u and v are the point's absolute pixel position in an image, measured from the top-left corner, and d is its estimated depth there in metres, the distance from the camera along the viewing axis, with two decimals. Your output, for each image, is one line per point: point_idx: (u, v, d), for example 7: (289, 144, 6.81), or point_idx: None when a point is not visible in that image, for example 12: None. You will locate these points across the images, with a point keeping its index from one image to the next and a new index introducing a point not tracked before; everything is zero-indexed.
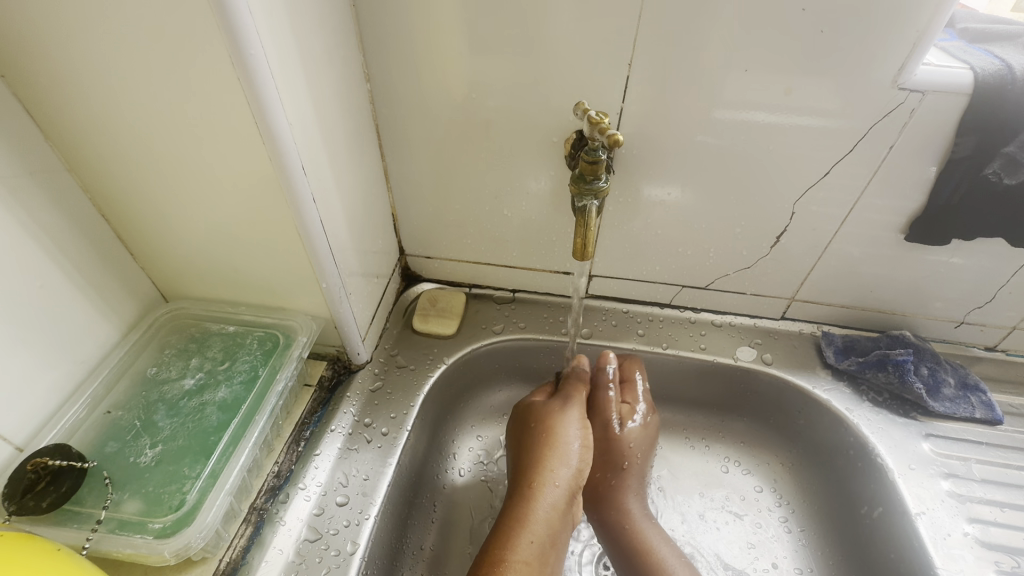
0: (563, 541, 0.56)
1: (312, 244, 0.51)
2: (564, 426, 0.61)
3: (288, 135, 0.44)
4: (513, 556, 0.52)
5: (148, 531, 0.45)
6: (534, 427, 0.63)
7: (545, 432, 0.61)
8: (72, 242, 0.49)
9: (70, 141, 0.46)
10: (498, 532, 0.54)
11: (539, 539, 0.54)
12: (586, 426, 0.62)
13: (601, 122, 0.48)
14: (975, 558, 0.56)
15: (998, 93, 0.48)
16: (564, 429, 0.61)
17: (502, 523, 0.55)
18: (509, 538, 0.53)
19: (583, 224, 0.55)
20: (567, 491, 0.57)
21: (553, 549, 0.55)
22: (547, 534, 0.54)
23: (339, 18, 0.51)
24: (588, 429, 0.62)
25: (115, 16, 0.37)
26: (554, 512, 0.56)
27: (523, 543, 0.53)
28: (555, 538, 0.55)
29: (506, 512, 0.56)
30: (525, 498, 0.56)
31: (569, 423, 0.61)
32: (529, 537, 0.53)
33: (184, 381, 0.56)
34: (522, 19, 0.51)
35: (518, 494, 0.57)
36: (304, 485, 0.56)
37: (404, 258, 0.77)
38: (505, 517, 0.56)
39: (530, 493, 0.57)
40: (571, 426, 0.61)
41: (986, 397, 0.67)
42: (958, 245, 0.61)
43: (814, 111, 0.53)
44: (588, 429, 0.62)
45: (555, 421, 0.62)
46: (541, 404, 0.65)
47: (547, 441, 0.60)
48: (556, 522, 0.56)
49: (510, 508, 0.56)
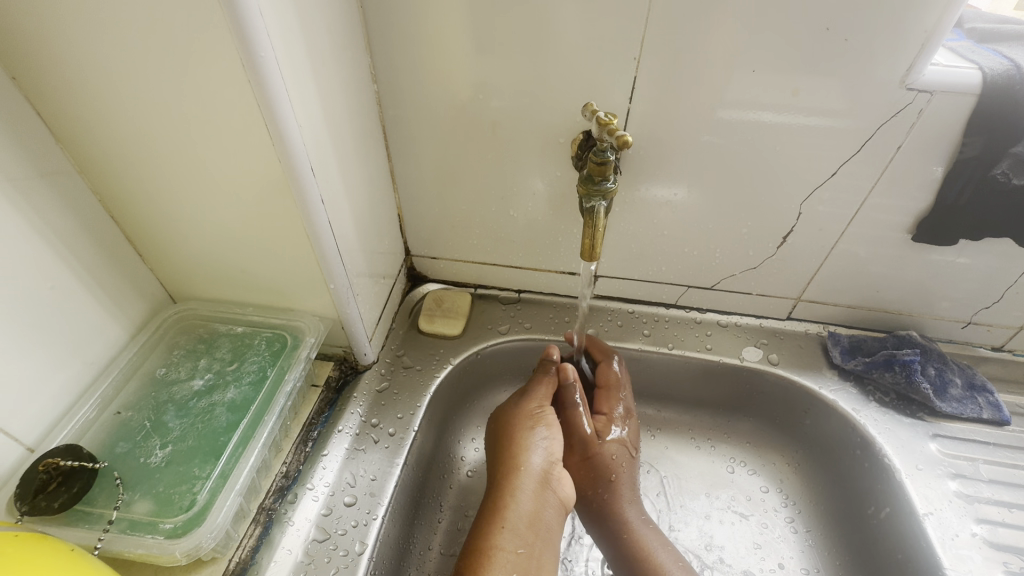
0: (549, 526, 0.55)
1: (321, 245, 0.52)
2: (524, 415, 0.62)
3: (297, 137, 0.44)
4: (494, 545, 0.52)
5: (159, 531, 0.45)
6: (506, 417, 0.64)
7: (509, 424, 0.62)
8: (81, 243, 0.50)
9: (80, 143, 0.47)
10: (479, 525, 0.55)
11: (516, 525, 0.54)
12: (549, 412, 0.63)
13: (610, 123, 0.48)
14: (983, 559, 0.56)
15: (1007, 93, 0.48)
16: (525, 418, 0.62)
17: (481, 516, 0.55)
18: (487, 527, 0.54)
19: (591, 225, 0.55)
20: (539, 472, 0.57)
21: (535, 535, 0.54)
22: (525, 517, 0.54)
23: (347, 20, 0.51)
24: (552, 414, 0.63)
25: (127, 19, 0.38)
26: (531, 495, 0.56)
27: (499, 529, 0.53)
28: (537, 522, 0.55)
29: (486, 505, 0.57)
30: (500, 485, 0.57)
31: (530, 413, 0.63)
32: (505, 522, 0.54)
33: (193, 381, 0.56)
34: (530, 20, 0.51)
35: (494, 485, 0.58)
36: (312, 485, 0.56)
37: (410, 258, 0.77)
38: (484, 509, 0.56)
39: (505, 479, 0.57)
40: (532, 415, 0.62)
41: (994, 398, 0.67)
42: (965, 245, 0.60)
43: (821, 112, 0.53)
44: (551, 415, 0.63)
45: (516, 413, 0.63)
46: (505, 404, 0.66)
47: (513, 430, 0.61)
48: (534, 505, 0.55)
49: (488, 500, 0.57)
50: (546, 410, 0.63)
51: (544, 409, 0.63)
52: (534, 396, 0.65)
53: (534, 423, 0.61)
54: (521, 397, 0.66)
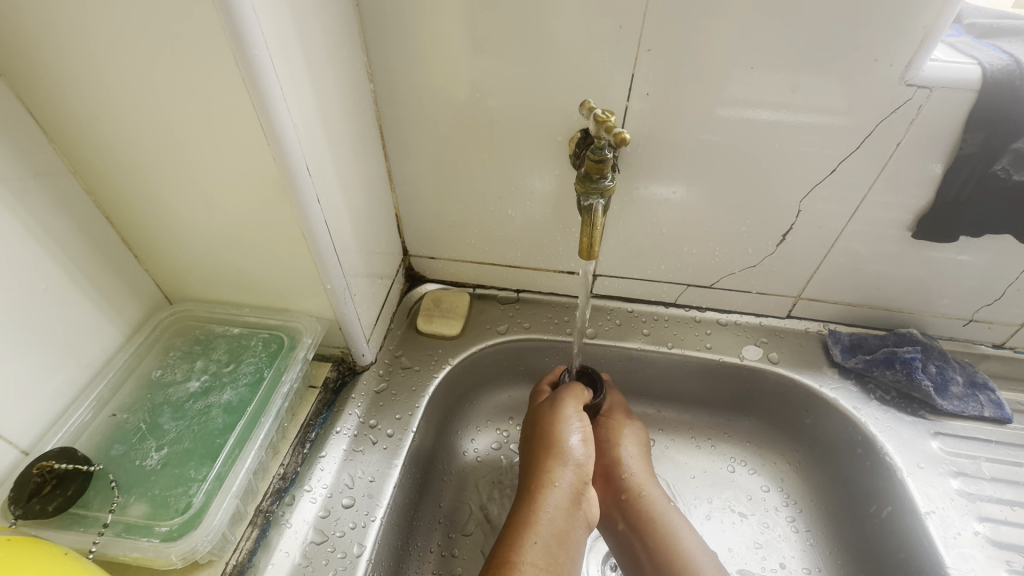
0: (575, 544, 0.54)
1: (317, 245, 0.51)
2: (561, 426, 0.60)
3: (293, 136, 0.44)
4: (522, 558, 0.51)
5: (154, 534, 0.45)
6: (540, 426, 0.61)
7: (544, 433, 0.60)
8: (75, 244, 0.49)
9: (72, 143, 0.46)
10: (507, 537, 0.53)
11: (546, 540, 0.52)
12: (584, 426, 0.61)
13: (608, 120, 0.47)
14: (985, 557, 0.56)
15: (1007, 87, 0.48)
16: (562, 430, 0.60)
17: (510, 528, 0.54)
18: (516, 540, 0.52)
19: (589, 223, 0.55)
20: (571, 489, 0.56)
21: (563, 552, 0.53)
22: (555, 534, 0.53)
23: (343, 20, 0.51)
24: (588, 429, 0.61)
25: (118, 16, 0.37)
26: (562, 513, 0.54)
27: (529, 544, 0.52)
28: (565, 539, 0.54)
29: (514, 516, 0.55)
30: (531, 499, 0.55)
31: (566, 426, 0.60)
32: (536, 537, 0.52)
33: (189, 383, 0.55)
34: (527, 18, 0.51)
35: (524, 497, 0.56)
36: (310, 487, 0.56)
37: (408, 258, 0.76)
38: (511, 522, 0.55)
39: (535, 494, 0.56)
40: (569, 427, 0.60)
41: (995, 395, 0.66)
42: (965, 242, 0.60)
43: (819, 108, 0.53)
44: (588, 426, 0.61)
45: (551, 425, 0.61)
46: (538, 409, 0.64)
47: (549, 441, 0.59)
48: (564, 523, 0.54)
49: (518, 512, 0.55)
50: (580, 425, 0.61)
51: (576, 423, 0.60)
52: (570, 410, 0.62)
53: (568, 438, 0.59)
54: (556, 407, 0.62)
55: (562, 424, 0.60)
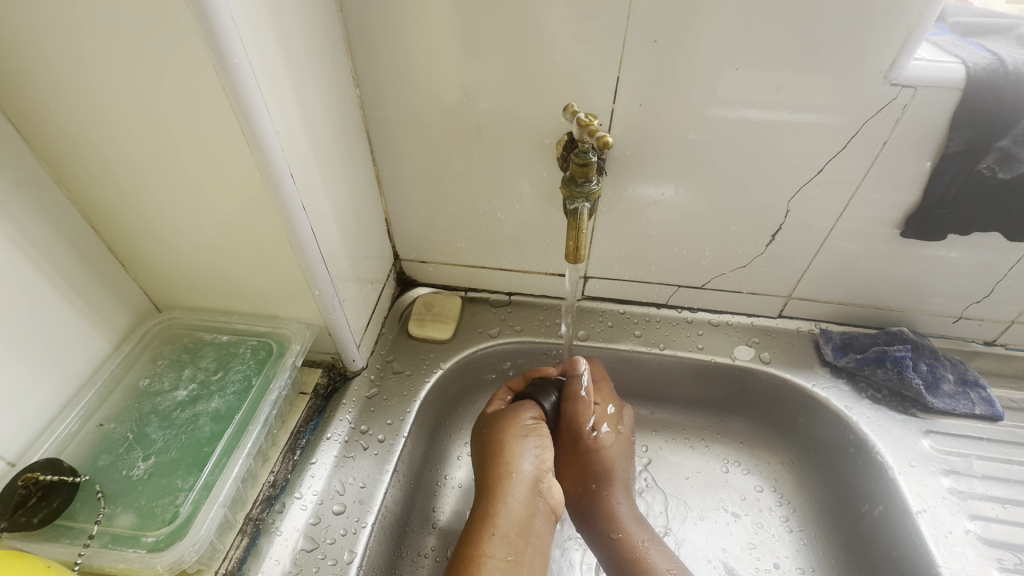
0: (539, 533, 0.54)
1: (303, 252, 0.51)
2: (513, 422, 0.60)
3: (275, 144, 0.44)
4: (482, 553, 0.51)
5: (141, 545, 0.45)
6: (493, 421, 0.61)
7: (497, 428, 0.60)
8: (61, 254, 0.49)
9: (56, 153, 0.46)
10: (468, 533, 0.53)
11: (506, 532, 0.52)
12: (536, 421, 0.60)
13: (591, 124, 0.47)
14: (976, 556, 0.56)
15: (991, 86, 0.48)
16: (515, 424, 0.59)
17: (471, 524, 0.54)
18: (477, 536, 0.52)
19: (575, 227, 0.55)
20: (529, 481, 0.56)
21: (526, 542, 0.53)
22: (516, 526, 0.53)
23: (326, 26, 0.51)
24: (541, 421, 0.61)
25: (97, 27, 0.37)
26: (521, 503, 0.54)
27: (490, 538, 0.52)
28: (527, 529, 0.54)
29: (474, 512, 0.55)
30: (488, 494, 0.55)
31: (520, 419, 0.60)
32: (496, 530, 0.52)
33: (177, 392, 0.55)
34: (512, 21, 0.51)
35: (481, 492, 0.56)
36: (300, 494, 0.56)
37: (399, 263, 0.76)
38: (472, 519, 0.54)
39: (492, 487, 0.55)
40: (522, 422, 0.60)
41: (986, 393, 0.66)
42: (954, 240, 0.60)
43: (805, 109, 0.53)
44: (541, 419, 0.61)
45: (505, 419, 0.60)
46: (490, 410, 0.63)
47: (502, 435, 0.59)
48: (524, 513, 0.54)
49: (477, 508, 0.55)
50: (532, 417, 0.61)
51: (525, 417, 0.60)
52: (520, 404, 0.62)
53: (521, 431, 0.59)
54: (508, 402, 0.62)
55: (514, 417, 0.60)
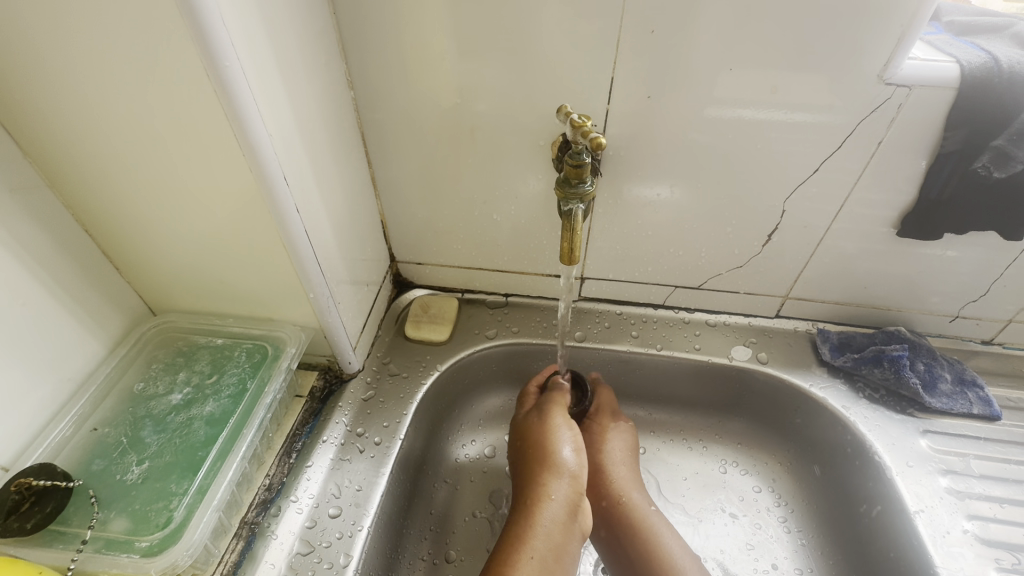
0: (571, 557, 0.54)
1: (297, 254, 0.51)
2: (555, 439, 0.60)
3: (268, 146, 0.44)
4: (517, 570, 0.50)
5: (135, 550, 0.45)
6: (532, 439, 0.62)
7: (537, 445, 0.60)
8: (54, 257, 0.49)
9: (48, 157, 0.46)
10: (502, 550, 0.53)
11: (543, 553, 0.52)
12: (578, 435, 0.61)
13: (584, 125, 0.47)
14: (975, 556, 0.55)
15: (985, 84, 0.48)
16: (555, 442, 0.60)
17: (506, 543, 0.53)
18: (514, 554, 0.51)
19: (569, 228, 0.54)
20: (567, 503, 0.56)
21: (561, 566, 0.52)
22: (552, 548, 0.53)
23: (320, 28, 0.51)
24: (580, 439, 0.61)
25: (88, 31, 0.37)
26: (559, 526, 0.54)
27: (526, 558, 0.51)
28: (563, 553, 0.53)
29: (510, 530, 0.55)
30: (526, 513, 0.55)
31: (561, 437, 0.61)
32: (532, 549, 0.52)
33: (172, 396, 0.55)
34: (505, 23, 0.51)
35: (520, 510, 0.56)
36: (296, 497, 0.55)
37: (395, 264, 0.76)
38: (507, 536, 0.54)
39: (530, 506, 0.55)
40: (562, 438, 0.60)
41: (984, 393, 0.66)
42: (950, 239, 0.60)
43: (800, 108, 0.53)
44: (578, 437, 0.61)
45: (546, 437, 0.61)
46: (527, 422, 0.64)
47: (542, 453, 0.59)
48: (561, 536, 0.54)
49: (513, 526, 0.55)
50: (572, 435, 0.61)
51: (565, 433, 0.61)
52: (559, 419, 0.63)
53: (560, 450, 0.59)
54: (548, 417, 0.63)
55: (552, 436, 0.61)
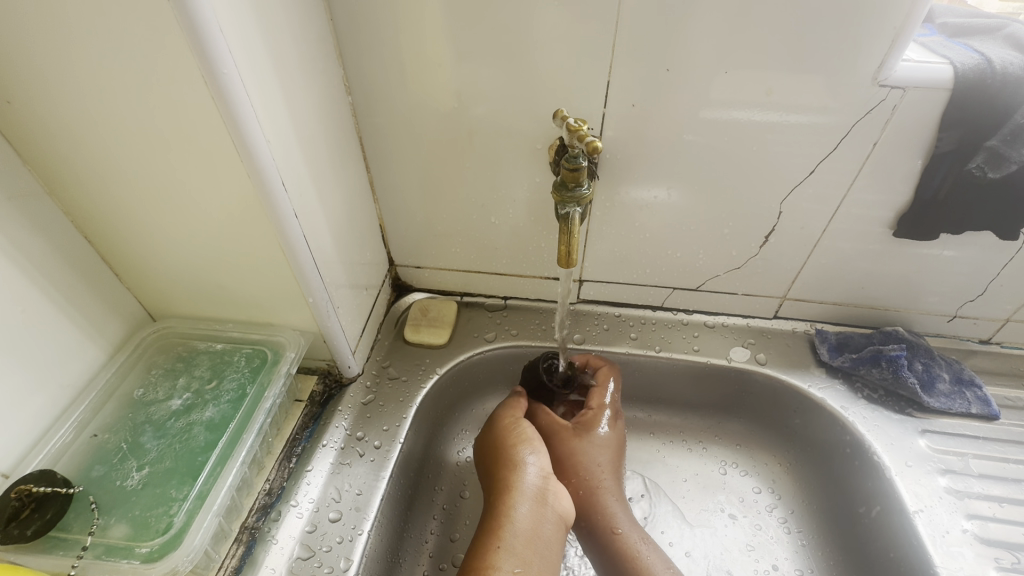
0: (547, 544, 0.52)
1: (296, 259, 0.51)
2: (511, 436, 0.60)
3: (266, 152, 0.44)
4: (489, 565, 0.49)
5: (135, 555, 0.45)
6: (490, 442, 0.62)
7: (494, 447, 0.61)
8: (55, 264, 0.49)
9: (47, 165, 0.46)
10: (476, 547, 0.52)
11: (513, 544, 0.51)
12: (532, 430, 0.61)
13: (580, 129, 0.47)
14: (974, 555, 0.56)
15: (978, 85, 0.48)
16: (511, 438, 0.60)
17: (478, 542, 0.53)
18: (484, 550, 0.51)
19: (566, 231, 0.54)
20: (533, 489, 0.55)
21: (535, 553, 0.51)
22: (523, 537, 0.52)
23: (316, 33, 0.51)
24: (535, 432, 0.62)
25: (87, 41, 0.37)
26: (528, 514, 0.53)
27: (496, 550, 0.50)
28: (535, 540, 0.52)
29: (481, 529, 0.54)
30: (493, 509, 0.55)
31: (515, 431, 0.61)
32: (502, 541, 0.51)
33: (171, 401, 0.55)
34: (502, 28, 0.51)
35: (489, 509, 0.55)
36: (296, 502, 0.56)
37: (394, 268, 0.76)
38: (477, 536, 0.53)
39: (495, 502, 0.55)
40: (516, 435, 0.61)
41: (982, 392, 0.66)
42: (947, 239, 0.60)
43: (796, 110, 0.53)
44: (534, 432, 0.61)
45: (501, 436, 0.61)
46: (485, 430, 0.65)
47: (501, 451, 0.60)
48: (532, 524, 0.53)
49: (484, 525, 0.54)
50: (526, 429, 0.61)
51: (518, 427, 0.62)
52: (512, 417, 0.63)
53: (516, 443, 0.60)
54: (502, 419, 0.64)
55: (507, 432, 0.61)
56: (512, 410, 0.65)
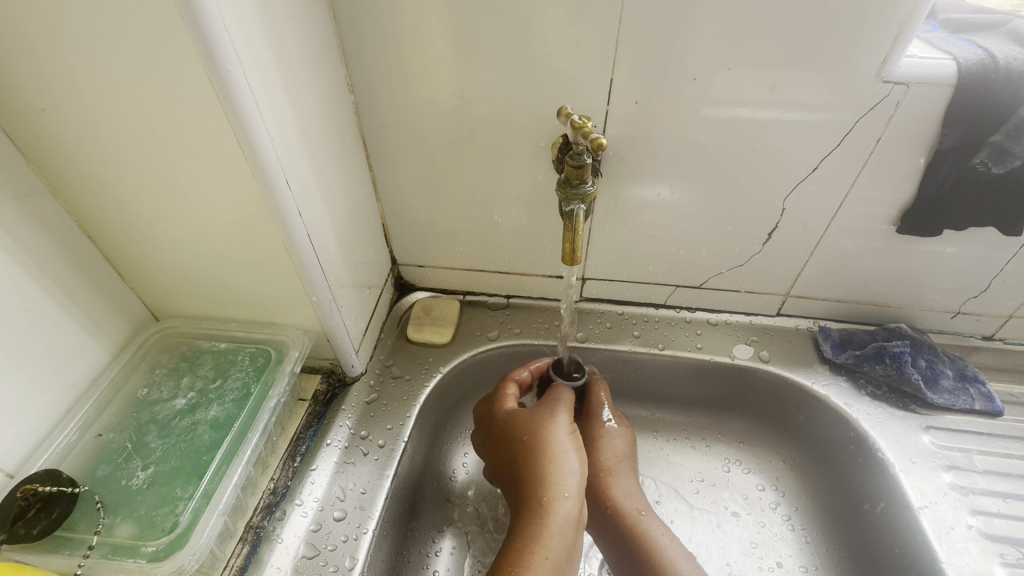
0: (580, 552, 0.53)
1: (301, 258, 0.51)
2: (557, 436, 0.57)
3: (271, 150, 0.44)
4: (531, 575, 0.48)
5: (141, 554, 0.45)
6: (532, 434, 0.58)
7: (537, 443, 0.57)
8: (59, 263, 0.49)
9: (51, 163, 0.46)
10: (512, 549, 0.51)
11: (555, 553, 0.50)
12: (576, 430, 0.59)
13: (585, 126, 0.47)
14: (980, 551, 0.56)
15: (982, 81, 0.48)
16: (556, 438, 0.57)
17: (515, 544, 0.51)
18: (526, 556, 0.50)
19: (570, 229, 0.54)
20: (578, 497, 0.54)
21: (571, 564, 0.51)
22: (565, 547, 0.51)
23: (320, 32, 0.51)
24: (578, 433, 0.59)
25: (91, 39, 0.37)
26: (571, 523, 0.52)
27: (539, 560, 0.49)
28: (572, 550, 0.52)
29: (519, 529, 0.52)
30: (534, 511, 0.53)
31: (561, 429, 0.58)
32: (547, 551, 0.50)
33: (176, 401, 0.55)
34: (505, 25, 0.51)
35: (527, 508, 0.53)
36: (301, 501, 0.56)
37: (397, 267, 0.76)
38: (517, 536, 0.52)
39: (537, 506, 0.53)
40: (562, 435, 0.57)
41: (986, 388, 0.66)
42: (950, 235, 0.60)
43: (799, 106, 0.53)
44: (578, 432, 0.59)
45: (546, 432, 0.58)
46: (519, 413, 0.61)
47: (545, 450, 0.56)
48: (572, 534, 0.52)
49: (522, 524, 0.52)
50: (572, 430, 0.59)
51: (565, 427, 0.58)
52: (558, 413, 0.60)
53: (562, 445, 0.57)
54: (547, 414, 0.60)
55: (554, 431, 0.58)
56: (556, 403, 0.61)
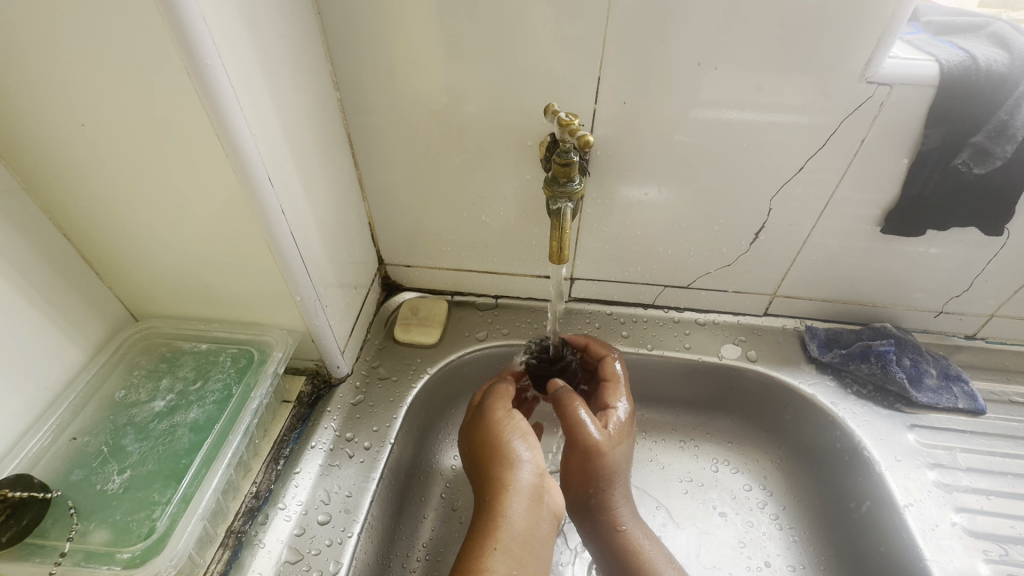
0: (542, 543, 0.52)
1: (284, 257, 0.50)
2: (504, 430, 0.58)
3: (251, 146, 0.43)
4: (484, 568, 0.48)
5: (115, 561, 0.43)
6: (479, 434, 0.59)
7: (484, 441, 0.58)
8: (33, 262, 0.48)
9: (23, 160, 0.45)
10: (467, 546, 0.51)
11: (509, 545, 0.50)
12: (523, 422, 0.59)
13: (571, 123, 0.47)
14: (963, 548, 0.56)
15: (963, 82, 0.49)
16: (503, 433, 0.57)
17: (470, 540, 0.51)
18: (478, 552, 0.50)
19: (558, 227, 0.54)
20: (528, 488, 0.54)
21: (529, 552, 0.50)
22: (519, 536, 0.51)
23: (302, 27, 0.50)
24: (526, 424, 0.59)
25: (63, 30, 0.36)
26: (523, 513, 0.52)
27: (490, 552, 0.49)
28: (531, 538, 0.51)
29: (473, 526, 0.53)
30: (485, 507, 0.53)
31: (506, 423, 0.58)
32: (498, 543, 0.50)
33: (154, 403, 0.54)
34: (491, 24, 0.51)
35: (482, 506, 0.54)
36: (284, 505, 0.55)
37: (384, 267, 0.76)
38: (471, 533, 0.52)
39: (486, 502, 0.53)
40: (508, 428, 0.58)
41: (968, 387, 0.67)
42: (933, 235, 0.61)
43: (785, 108, 0.53)
44: (524, 423, 0.59)
45: (492, 429, 0.58)
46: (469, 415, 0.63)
47: (490, 446, 0.57)
48: (527, 523, 0.52)
49: (477, 521, 0.53)
50: (518, 421, 0.59)
51: (511, 421, 0.58)
52: (502, 408, 0.60)
53: (507, 439, 0.57)
54: (490, 409, 0.60)
55: (497, 425, 0.58)
56: (501, 398, 0.61)
